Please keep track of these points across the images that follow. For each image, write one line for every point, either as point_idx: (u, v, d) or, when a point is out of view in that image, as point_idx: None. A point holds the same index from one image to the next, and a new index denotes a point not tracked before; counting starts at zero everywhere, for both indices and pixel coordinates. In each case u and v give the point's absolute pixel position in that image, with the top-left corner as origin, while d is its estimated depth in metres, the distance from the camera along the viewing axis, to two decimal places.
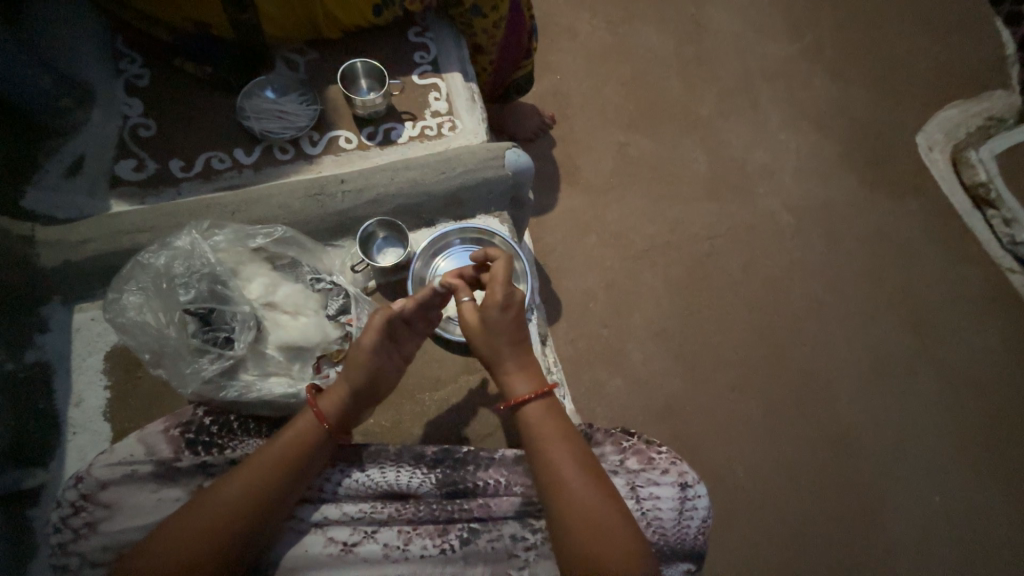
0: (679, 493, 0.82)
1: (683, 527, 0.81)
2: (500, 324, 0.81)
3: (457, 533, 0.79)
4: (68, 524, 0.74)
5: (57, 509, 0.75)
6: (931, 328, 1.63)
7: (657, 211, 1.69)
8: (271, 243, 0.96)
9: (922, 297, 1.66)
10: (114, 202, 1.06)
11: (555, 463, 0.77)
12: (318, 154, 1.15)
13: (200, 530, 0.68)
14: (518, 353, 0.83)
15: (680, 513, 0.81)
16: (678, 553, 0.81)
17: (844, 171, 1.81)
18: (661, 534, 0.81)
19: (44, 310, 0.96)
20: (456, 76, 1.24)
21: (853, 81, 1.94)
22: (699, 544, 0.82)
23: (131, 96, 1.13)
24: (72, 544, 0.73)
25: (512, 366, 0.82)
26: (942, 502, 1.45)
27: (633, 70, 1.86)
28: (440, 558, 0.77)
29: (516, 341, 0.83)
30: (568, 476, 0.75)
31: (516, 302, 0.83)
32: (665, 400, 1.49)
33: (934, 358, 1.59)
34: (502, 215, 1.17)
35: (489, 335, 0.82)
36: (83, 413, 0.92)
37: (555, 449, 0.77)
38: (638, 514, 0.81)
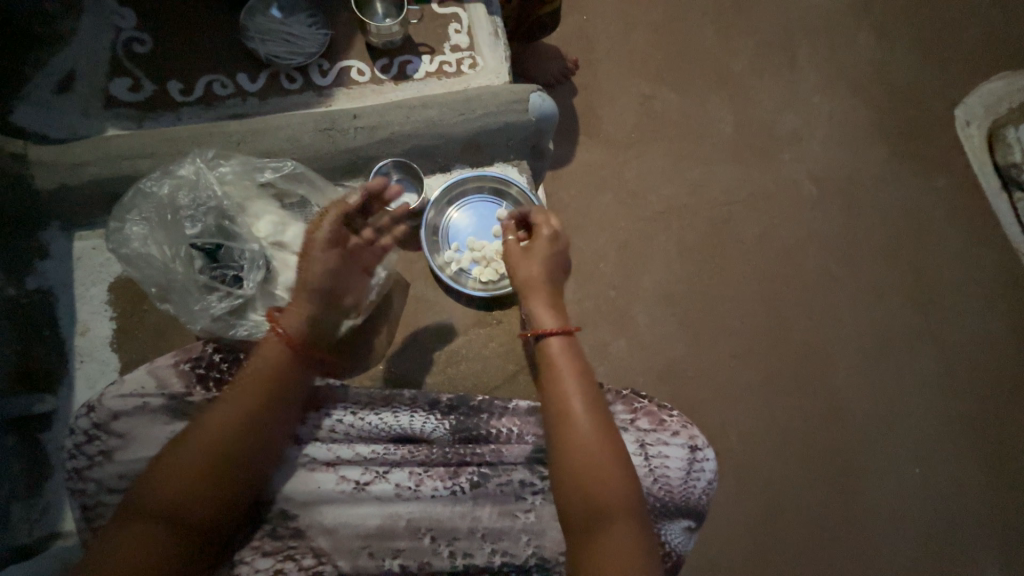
0: (689, 454, 0.83)
1: (689, 486, 0.82)
2: (541, 257, 0.90)
3: (467, 476, 0.80)
4: (82, 451, 0.75)
5: (70, 436, 0.75)
6: (938, 308, 1.62)
7: (677, 172, 1.62)
8: (280, 178, 0.90)
9: (935, 277, 1.64)
10: (109, 124, 0.98)
11: (566, 400, 0.78)
12: (329, 86, 1.06)
13: (208, 451, 0.68)
14: (550, 290, 0.88)
15: (687, 473, 0.82)
16: (681, 511, 0.82)
17: (876, 141, 1.73)
18: (668, 490, 0.81)
19: (44, 236, 0.92)
20: (478, 8, 1.14)
21: (898, 42, 1.80)
22: (701, 504, 0.83)
23: (123, 6, 1.02)
24: (88, 471, 0.74)
25: (542, 297, 0.87)
26: (920, 474, 1.51)
27: (665, 14, 1.72)
28: (450, 498, 0.79)
29: (551, 280, 0.89)
30: (579, 414, 0.77)
31: (558, 244, 0.92)
32: (666, 362, 1.50)
33: (936, 339, 1.60)
34: (521, 164, 1.11)
35: (524, 261, 0.89)
36: (89, 342, 0.91)
37: (566, 381, 0.80)
38: (646, 470, 0.81)
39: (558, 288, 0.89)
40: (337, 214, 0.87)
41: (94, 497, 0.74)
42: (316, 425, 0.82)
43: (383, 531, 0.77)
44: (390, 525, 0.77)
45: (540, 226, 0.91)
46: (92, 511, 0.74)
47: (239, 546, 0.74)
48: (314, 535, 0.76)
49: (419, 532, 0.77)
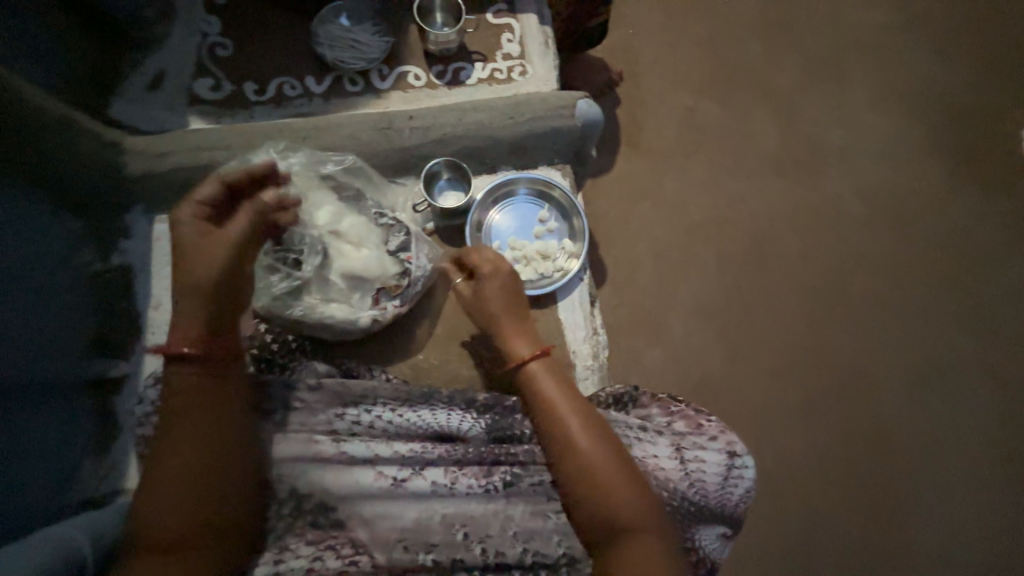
0: (726, 461, 0.81)
1: (726, 492, 0.80)
2: (495, 291, 0.91)
3: (501, 475, 0.80)
4: (149, 419, 0.80)
5: (139, 406, 0.81)
6: (990, 338, 1.56)
7: (719, 184, 1.61)
8: (341, 171, 0.97)
9: (986, 306, 1.59)
10: (192, 119, 1.07)
11: (563, 421, 0.78)
12: (387, 89, 1.13)
13: (229, 450, 0.70)
14: (513, 319, 0.90)
15: (725, 478, 0.80)
16: (717, 517, 0.80)
17: (929, 162, 1.68)
18: (704, 495, 0.79)
19: (128, 217, 1.01)
20: (530, 19, 1.20)
21: (953, 62, 1.76)
22: (738, 511, 0.81)
23: (210, 14, 1.13)
24: (156, 438, 0.80)
25: (507, 329, 0.89)
26: (971, 511, 1.43)
27: (713, 29, 1.73)
28: (484, 497, 0.78)
29: (509, 308, 0.91)
30: (579, 433, 0.76)
31: (503, 270, 0.93)
32: (701, 376, 1.47)
33: (986, 369, 1.54)
34: (565, 168, 1.14)
35: (480, 301, 0.92)
36: (160, 315, 0.99)
37: (557, 403, 0.80)
38: (682, 474, 0.79)
39: (521, 312, 0.92)
40: (193, 205, 0.74)
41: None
42: (354, 418, 0.80)
43: (419, 526, 0.75)
44: (425, 521, 0.76)
45: (477, 268, 0.93)
46: None
47: (280, 535, 0.74)
48: (352, 527, 0.75)
49: (452, 527, 0.76)
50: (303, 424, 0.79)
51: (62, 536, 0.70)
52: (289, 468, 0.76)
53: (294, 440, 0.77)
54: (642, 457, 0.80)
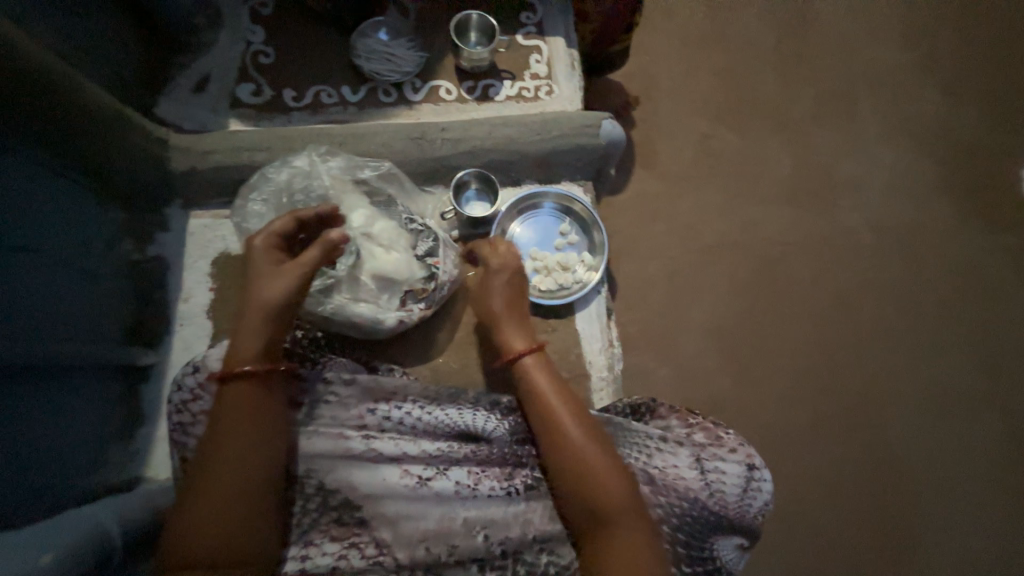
0: (745, 472, 0.83)
1: (745, 503, 0.82)
2: (500, 285, 0.93)
3: (522, 478, 0.82)
4: (186, 407, 0.80)
5: (177, 392, 0.80)
6: (993, 369, 1.59)
7: (731, 208, 1.65)
8: (376, 177, 1.01)
9: (990, 338, 1.62)
10: (232, 121, 1.12)
11: (553, 414, 0.80)
12: (419, 101, 1.18)
13: (271, 448, 0.71)
14: (514, 316, 0.91)
15: (743, 490, 0.82)
16: (735, 528, 0.82)
17: (935, 195, 1.73)
18: (724, 506, 0.81)
19: (167, 211, 1.05)
20: (558, 42, 1.25)
21: (958, 100, 1.83)
22: (755, 522, 0.83)
23: (255, 23, 1.18)
24: (190, 426, 0.79)
25: (505, 322, 0.90)
26: (972, 542, 1.44)
27: (728, 59, 1.79)
28: (505, 499, 0.80)
29: (512, 306, 0.91)
30: (568, 427, 0.79)
31: (513, 266, 0.94)
32: (708, 395, 1.49)
33: (991, 400, 1.56)
34: (586, 185, 1.18)
35: (486, 294, 0.93)
36: (190, 307, 1.02)
37: (548, 396, 0.82)
38: (702, 485, 0.81)
39: (520, 310, 0.92)
40: (264, 236, 0.80)
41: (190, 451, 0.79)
42: (385, 414, 0.81)
43: (442, 527, 0.77)
44: (447, 522, 0.77)
45: (490, 259, 0.95)
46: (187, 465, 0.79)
47: (309, 528, 0.75)
48: (376, 525, 0.76)
49: (473, 530, 0.77)
50: (335, 419, 0.80)
51: (94, 520, 0.71)
52: (319, 462, 0.78)
53: (326, 435, 0.79)
54: (663, 466, 0.82)
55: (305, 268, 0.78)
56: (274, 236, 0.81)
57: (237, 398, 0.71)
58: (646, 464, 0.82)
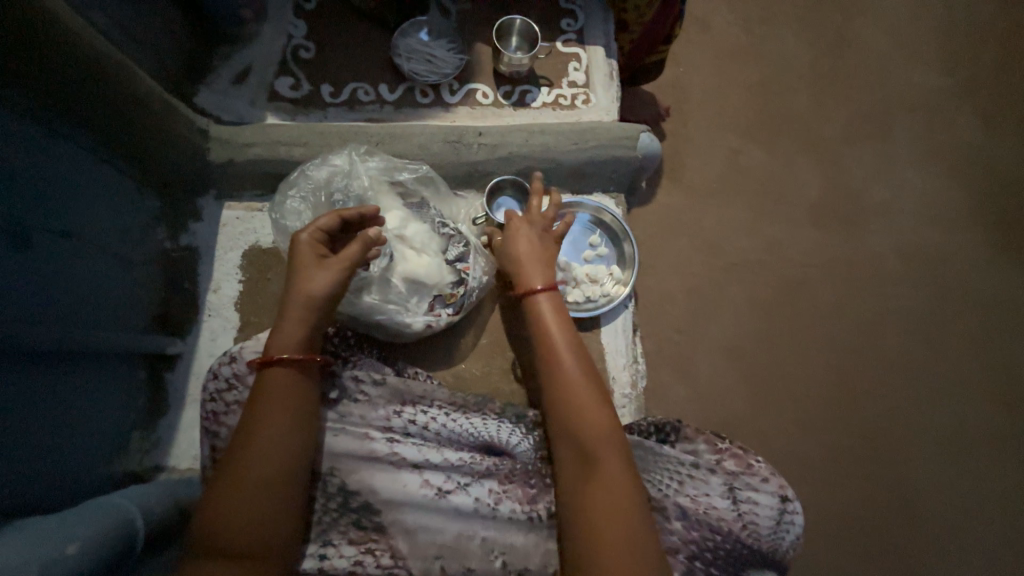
0: (779, 504, 0.81)
1: (778, 537, 0.81)
2: (524, 234, 0.93)
3: (545, 504, 0.78)
4: (221, 397, 0.76)
5: (213, 380, 0.77)
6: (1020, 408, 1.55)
7: (758, 227, 1.62)
8: (413, 179, 1.00)
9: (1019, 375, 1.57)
10: (269, 114, 1.12)
11: (552, 352, 0.82)
12: (455, 104, 1.17)
13: (297, 451, 0.70)
14: (536, 259, 0.91)
15: (777, 523, 0.80)
16: (768, 561, 0.80)
17: (968, 225, 1.69)
18: (756, 539, 0.80)
19: (200, 201, 1.05)
20: (598, 50, 1.24)
21: (998, 130, 1.79)
22: (787, 556, 0.82)
23: (298, 17, 1.18)
24: (225, 417, 0.76)
25: (526, 263, 0.90)
26: None
27: (764, 75, 1.77)
28: (526, 524, 0.77)
29: (535, 253, 0.91)
30: (565, 366, 0.80)
31: (535, 224, 0.95)
32: (724, 416, 1.47)
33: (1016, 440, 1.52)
34: (618, 197, 1.17)
35: (511, 240, 0.93)
36: (219, 299, 1.02)
37: (550, 333, 0.84)
38: (735, 515, 0.80)
39: (544, 253, 0.92)
40: (310, 233, 0.80)
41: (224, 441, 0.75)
42: (411, 418, 0.81)
43: (459, 545, 0.75)
44: (465, 540, 0.75)
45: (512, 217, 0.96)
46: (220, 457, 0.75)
47: (327, 529, 0.74)
48: (394, 534, 0.74)
49: (491, 552, 0.75)
50: (361, 418, 0.80)
51: (118, 508, 0.71)
52: (343, 461, 0.77)
53: (353, 434, 0.78)
54: (695, 496, 0.81)
55: (348, 266, 0.78)
56: (320, 230, 0.80)
57: (277, 384, 0.71)
58: (678, 494, 0.81)
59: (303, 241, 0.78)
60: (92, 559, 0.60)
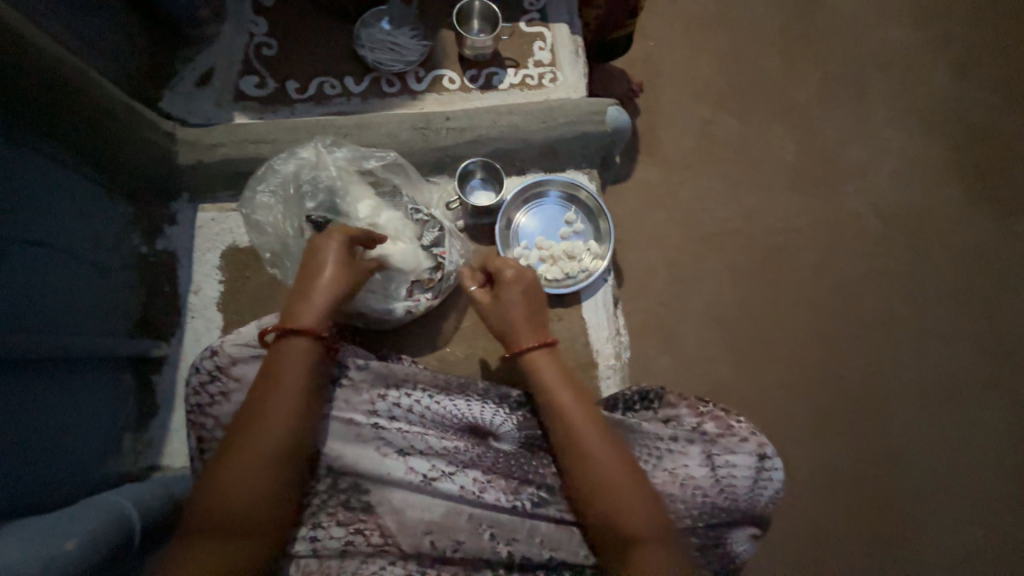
0: (757, 463, 0.83)
1: (756, 495, 0.83)
2: (513, 298, 0.86)
3: (528, 494, 0.79)
4: (204, 389, 0.77)
5: (195, 373, 0.78)
6: (1005, 355, 1.58)
7: (736, 195, 1.64)
8: (381, 167, 1.00)
9: (1003, 323, 1.61)
10: (236, 114, 1.12)
11: (571, 423, 0.77)
12: (422, 91, 1.17)
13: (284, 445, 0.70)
14: (531, 323, 0.85)
15: (754, 481, 0.83)
16: (746, 518, 0.83)
17: (947, 179, 1.71)
18: (733, 499, 0.82)
19: (175, 206, 1.06)
20: (562, 27, 1.24)
21: (973, 81, 1.80)
22: (766, 512, 0.84)
23: (258, 15, 1.18)
24: (209, 407, 0.77)
25: (519, 324, 0.85)
26: (977, 526, 1.45)
27: (735, 43, 1.76)
28: (510, 510, 0.78)
29: (529, 314, 0.86)
30: (586, 435, 0.76)
31: (527, 278, 0.88)
32: (711, 384, 1.49)
33: (1000, 386, 1.56)
34: (592, 172, 1.17)
35: (501, 308, 0.86)
36: (200, 300, 1.03)
37: (560, 396, 0.79)
38: (712, 480, 0.82)
39: (539, 311, 0.88)
40: (345, 234, 0.81)
41: (210, 432, 0.76)
42: (395, 401, 0.82)
43: (447, 521, 0.76)
44: (453, 516, 0.77)
45: (500, 272, 0.88)
46: (206, 445, 0.77)
47: (316, 511, 0.76)
48: (382, 514, 0.76)
49: (479, 527, 0.77)
50: (346, 403, 0.81)
51: (111, 505, 0.73)
52: (330, 445, 0.78)
53: (338, 419, 0.80)
54: (674, 468, 0.83)
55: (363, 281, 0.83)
56: (353, 236, 0.83)
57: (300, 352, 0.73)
58: (657, 467, 0.83)
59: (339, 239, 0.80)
60: (93, 556, 0.62)
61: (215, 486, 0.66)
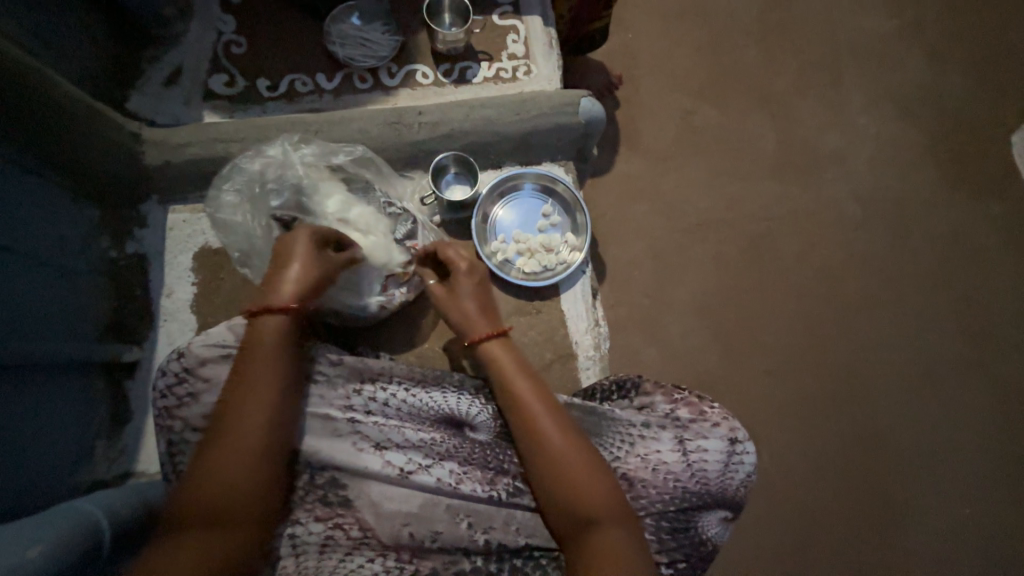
0: (728, 447, 0.84)
1: (727, 478, 0.84)
2: (467, 288, 0.88)
3: (504, 485, 0.79)
4: (173, 391, 0.76)
5: (162, 376, 0.77)
6: (984, 336, 1.61)
7: (717, 185, 1.64)
8: (350, 162, 0.99)
9: (981, 304, 1.63)
10: (206, 113, 1.11)
11: (528, 411, 0.78)
12: (395, 87, 1.17)
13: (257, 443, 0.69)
14: (485, 312, 0.87)
15: (726, 465, 0.84)
16: (719, 502, 0.84)
17: (924, 164, 1.73)
18: (705, 483, 0.83)
19: (144, 208, 1.04)
20: (535, 20, 1.24)
21: (947, 66, 1.82)
22: (739, 495, 0.85)
23: (225, 12, 1.16)
24: (178, 409, 0.76)
25: (473, 313, 0.86)
26: (960, 504, 1.48)
27: (712, 33, 1.77)
28: (487, 501, 0.78)
29: (482, 303, 0.88)
30: (544, 422, 0.77)
31: (474, 265, 0.91)
32: (697, 373, 1.50)
33: (980, 366, 1.58)
34: (567, 165, 1.18)
35: (457, 300, 0.87)
36: (173, 302, 1.01)
37: (518, 385, 0.80)
38: (684, 465, 0.83)
39: (489, 302, 0.89)
40: (313, 228, 0.82)
41: (180, 435, 0.76)
42: (371, 395, 0.82)
43: (425, 512, 0.76)
44: (430, 507, 0.77)
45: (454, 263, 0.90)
46: (176, 448, 0.76)
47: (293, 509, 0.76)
48: (360, 507, 0.76)
49: (457, 516, 0.77)
50: (322, 398, 0.80)
51: (80, 512, 0.72)
52: (305, 441, 0.78)
53: (313, 415, 0.79)
54: (646, 454, 0.83)
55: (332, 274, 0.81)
56: (322, 231, 0.83)
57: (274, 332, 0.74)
58: (630, 453, 0.83)
59: (308, 232, 0.81)
60: (56, 563, 0.61)
61: (189, 485, 0.66)
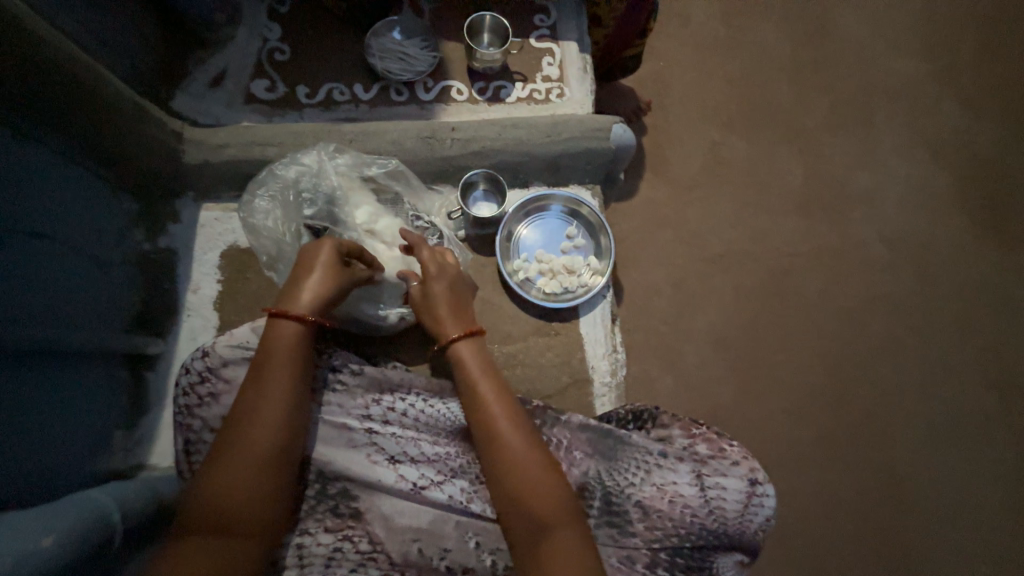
0: (747, 487, 0.81)
1: (745, 520, 0.81)
2: (442, 292, 0.86)
3: None
4: (194, 390, 0.77)
5: (185, 374, 0.77)
6: (1013, 389, 1.55)
7: (741, 217, 1.63)
8: (383, 174, 1.02)
9: (1010, 356, 1.58)
10: (246, 116, 1.14)
11: (490, 416, 0.76)
12: (430, 101, 1.19)
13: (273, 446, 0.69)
14: (457, 315, 0.85)
15: (744, 506, 0.80)
16: (735, 544, 0.81)
17: (955, 209, 1.70)
18: (722, 522, 0.80)
19: (179, 204, 1.07)
20: (571, 45, 1.25)
21: (982, 112, 1.80)
22: (756, 539, 0.82)
23: (272, 20, 1.20)
24: (197, 409, 0.76)
25: (445, 314, 0.84)
26: (982, 565, 1.41)
27: (744, 66, 1.77)
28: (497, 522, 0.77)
29: (456, 308, 0.86)
30: (504, 428, 0.75)
31: (452, 271, 0.89)
32: (712, 406, 1.47)
33: (1007, 421, 1.53)
34: (595, 189, 1.18)
35: (430, 303, 0.86)
36: (198, 298, 1.03)
37: (482, 389, 0.78)
38: (701, 501, 0.80)
39: (465, 307, 0.87)
40: (335, 243, 0.82)
41: (197, 434, 0.76)
42: (389, 406, 0.81)
43: (435, 528, 0.75)
44: (440, 523, 0.76)
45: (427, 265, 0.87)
46: (192, 446, 0.76)
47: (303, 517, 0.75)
48: (371, 520, 0.75)
49: (466, 535, 0.75)
50: (340, 407, 0.80)
51: (94, 504, 0.72)
52: (319, 448, 0.77)
53: (331, 423, 0.79)
54: (662, 485, 0.81)
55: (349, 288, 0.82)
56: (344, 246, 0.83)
57: (287, 337, 0.74)
58: (645, 484, 0.81)
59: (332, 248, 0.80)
60: (68, 555, 0.60)
61: (202, 484, 0.66)
